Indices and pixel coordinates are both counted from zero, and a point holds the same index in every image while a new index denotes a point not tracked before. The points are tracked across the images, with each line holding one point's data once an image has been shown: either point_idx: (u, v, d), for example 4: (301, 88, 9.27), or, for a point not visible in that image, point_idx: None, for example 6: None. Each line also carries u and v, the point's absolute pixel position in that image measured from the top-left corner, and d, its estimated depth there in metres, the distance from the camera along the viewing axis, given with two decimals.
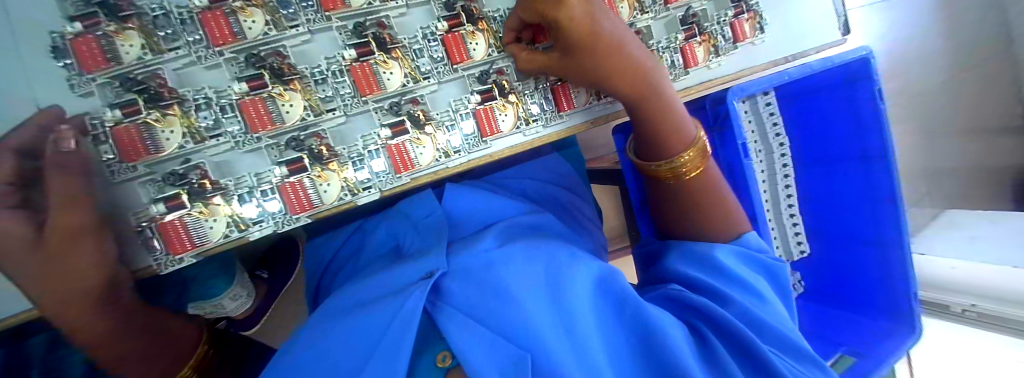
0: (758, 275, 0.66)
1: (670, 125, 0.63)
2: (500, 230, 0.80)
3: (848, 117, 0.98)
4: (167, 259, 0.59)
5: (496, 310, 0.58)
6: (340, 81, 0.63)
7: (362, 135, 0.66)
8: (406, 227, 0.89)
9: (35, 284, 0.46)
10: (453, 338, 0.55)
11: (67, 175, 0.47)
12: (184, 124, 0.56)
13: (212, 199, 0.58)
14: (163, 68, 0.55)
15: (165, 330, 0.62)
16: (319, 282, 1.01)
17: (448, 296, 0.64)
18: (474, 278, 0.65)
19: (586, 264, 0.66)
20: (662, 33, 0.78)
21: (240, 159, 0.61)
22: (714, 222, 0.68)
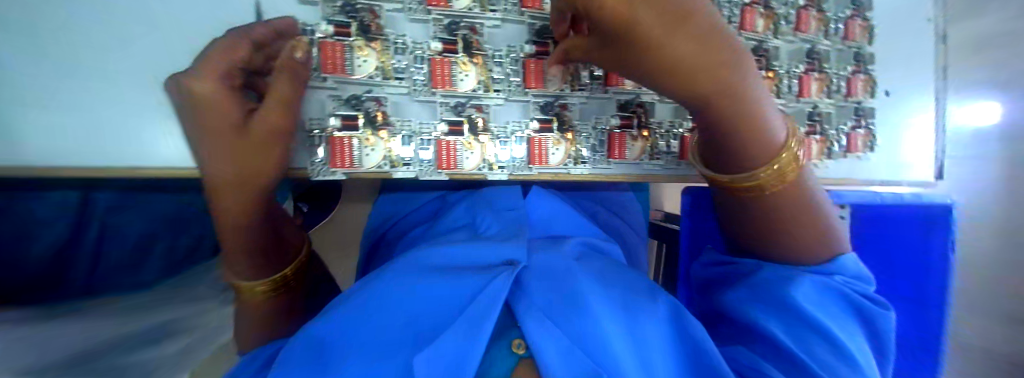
0: (841, 324, 0.55)
1: (757, 134, 0.50)
2: (576, 245, 0.79)
3: (914, 257, 1.00)
4: (323, 169, 0.59)
5: (576, 323, 0.56)
6: (513, 69, 0.67)
7: (509, 120, 0.68)
8: (485, 209, 0.88)
9: (214, 161, 0.47)
10: (532, 328, 0.52)
11: (291, 76, 0.50)
12: (379, 59, 0.60)
13: (380, 130, 0.61)
14: (381, 7, 0.60)
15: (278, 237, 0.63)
16: (379, 239, 1.04)
17: (526, 290, 0.62)
18: (553, 282, 0.64)
19: (666, 308, 0.63)
20: (786, 121, 0.85)
21: (412, 106, 0.64)
22: (801, 245, 0.59)
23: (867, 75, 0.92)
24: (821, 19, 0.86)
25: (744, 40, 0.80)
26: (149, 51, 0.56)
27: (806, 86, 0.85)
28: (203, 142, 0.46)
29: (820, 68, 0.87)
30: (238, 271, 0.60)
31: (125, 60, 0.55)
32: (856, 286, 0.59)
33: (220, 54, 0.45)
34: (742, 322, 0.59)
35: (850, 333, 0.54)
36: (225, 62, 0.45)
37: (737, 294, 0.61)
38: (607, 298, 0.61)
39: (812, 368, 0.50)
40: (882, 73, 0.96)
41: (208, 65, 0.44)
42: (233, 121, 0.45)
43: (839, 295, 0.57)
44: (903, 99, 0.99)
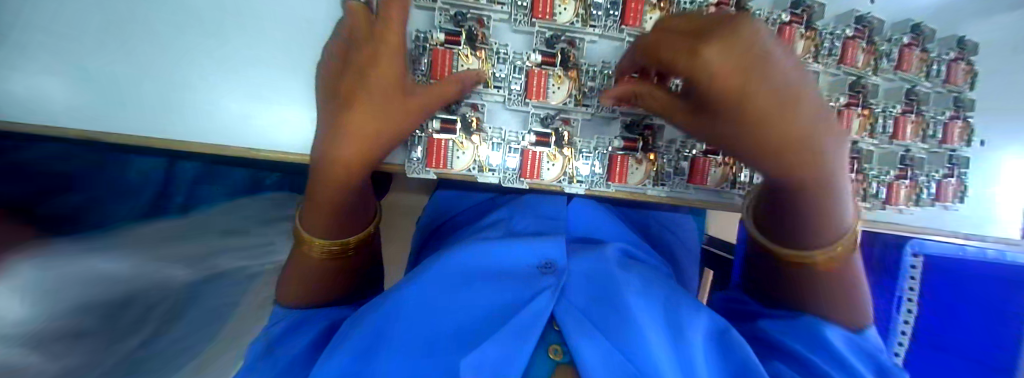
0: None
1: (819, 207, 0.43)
2: (619, 248, 0.77)
3: (1000, 315, 0.86)
4: (419, 167, 0.64)
5: (620, 330, 0.56)
6: (605, 85, 0.68)
7: (597, 136, 0.72)
8: (526, 210, 0.86)
9: (346, 114, 0.49)
10: (571, 333, 0.55)
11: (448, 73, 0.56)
12: (482, 67, 0.63)
13: (473, 135, 0.65)
14: (488, 17, 0.63)
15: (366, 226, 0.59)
16: (424, 242, 0.99)
17: (566, 298, 0.63)
18: (594, 291, 0.65)
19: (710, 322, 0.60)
20: (875, 163, 0.85)
21: (502, 113, 0.68)
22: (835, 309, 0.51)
23: (965, 121, 0.86)
24: (922, 58, 0.83)
25: (840, 73, 0.80)
26: (282, 42, 0.61)
27: (902, 127, 0.82)
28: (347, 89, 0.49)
29: (917, 109, 0.84)
30: (311, 223, 0.54)
31: (251, 44, 0.60)
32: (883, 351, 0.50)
33: (392, 16, 0.49)
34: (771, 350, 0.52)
35: None
36: (397, 26, 0.50)
37: (770, 323, 0.54)
38: (650, 308, 0.60)
39: None
40: (980, 120, 0.90)
41: (383, 27, 0.49)
42: (392, 77, 0.50)
43: (870, 359, 0.49)
44: (1001, 150, 0.92)
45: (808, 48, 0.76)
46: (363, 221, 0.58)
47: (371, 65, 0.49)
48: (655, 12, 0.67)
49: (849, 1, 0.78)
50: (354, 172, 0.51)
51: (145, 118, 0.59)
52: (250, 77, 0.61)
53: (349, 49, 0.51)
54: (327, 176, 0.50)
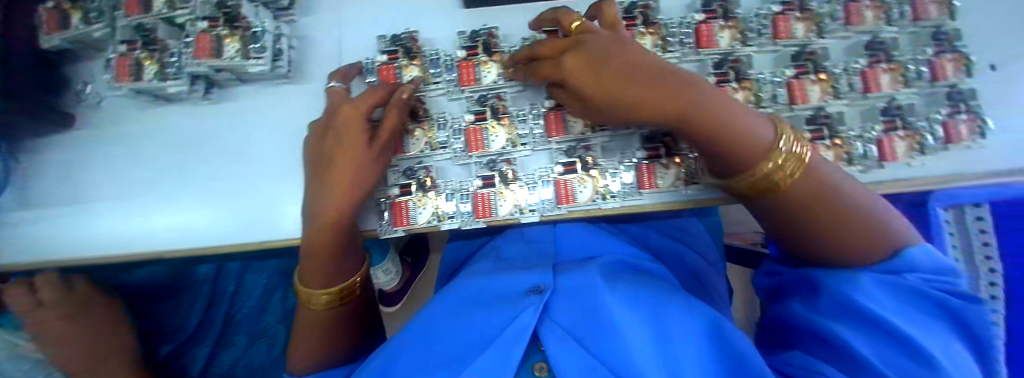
0: (927, 329, 0.48)
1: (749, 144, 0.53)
2: (608, 259, 0.84)
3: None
4: (387, 228, 0.74)
5: (603, 342, 0.67)
6: (536, 123, 0.75)
7: (538, 167, 0.76)
8: (517, 241, 0.96)
9: (325, 164, 0.63)
10: (554, 359, 0.68)
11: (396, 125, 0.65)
12: (427, 135, 0.75)
13: (428, 192, 0.73)
14: (425, 95, 0.76)
15: (349, 264, 0.71)
16: (442, 284, 1.12)
17: (551, 314, 0.74)
18: (580, 304, 0.74)
19: (691, 317, 0.68)
20: (855, 122, 0.76)
21: (452, 168, 0.76)
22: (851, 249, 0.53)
23: (958, 52, 0.75)
24: (874, 8, 0.77)
25: (782, 48, 0.77)
26: (268, 153, 0.81)
27: (873, 79, 0.74)
28: (326, 144, 0.63)
29: (887, 58, 0.76)
30: (308, 273, 0.69)
31: (246, 158, 0.81)
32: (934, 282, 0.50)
33: (364, 98, 0.64)
34: (815, 330, 0.54)
35: (936, 335, 0.48)
36: (365, 103, 0.64)
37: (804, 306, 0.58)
38: (631, 317, 0.68)
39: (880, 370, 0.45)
40: (973, 48, 0.80)
41: (358, 104, 0.63)
42: (362, 145, 0.62)
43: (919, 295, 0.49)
44: None
45: (734, 36, 0.76)
46: (341, 260, 0.69)
47: (344, 134, 0.62)
48: None
49: None
50: (332, 216, 0.63)
51: (189, 231, 0.79)
52: (246, 183, 0.80)
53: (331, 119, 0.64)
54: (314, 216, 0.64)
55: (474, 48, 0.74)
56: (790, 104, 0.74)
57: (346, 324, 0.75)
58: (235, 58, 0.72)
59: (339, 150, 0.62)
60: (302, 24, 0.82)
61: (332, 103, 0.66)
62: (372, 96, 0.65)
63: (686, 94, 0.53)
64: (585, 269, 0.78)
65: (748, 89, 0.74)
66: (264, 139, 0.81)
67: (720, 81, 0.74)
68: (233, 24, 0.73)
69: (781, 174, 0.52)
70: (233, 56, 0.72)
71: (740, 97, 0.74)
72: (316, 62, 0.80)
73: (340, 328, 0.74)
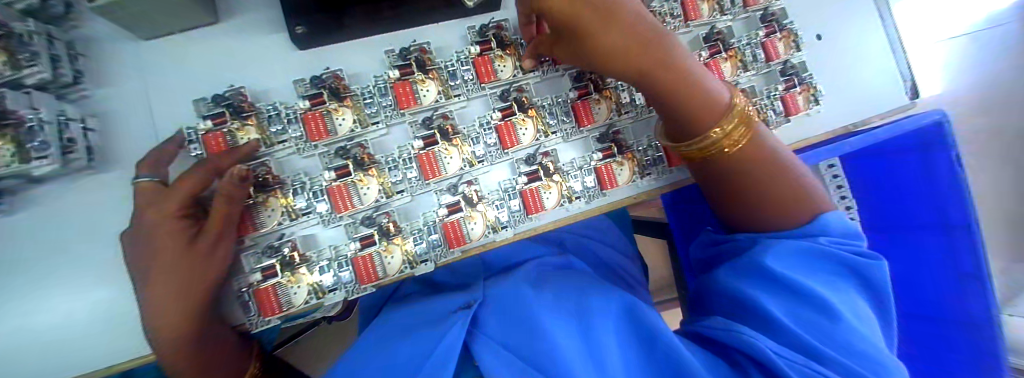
0: (834, 285, 0.55)
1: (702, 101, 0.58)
2: (533, 269, 0.84)
3: (891, 183, 0.98)
4: (258, 319, 0.66)
5: (531, 342, 0.62)
6: (409, 167, 0.68)
7: (424, 212, 0.70)
8: (444, 272, 0.95)
9: (142, 262, 0.57)
10: (485, 362, 0.60)
11: (228, 206, 0.59)
12: (283, 204, 0.65)
13: (299, 269, 0.65)
14: (270, 159, 0.66)
15: (212, 351, 0.62)
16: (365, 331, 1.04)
17: (484, 326, 0.69)
18: (506, 312, 0.70)
19: (607, 304, 0.70)
20: None
21: (323, 233, 0.68)
22: (788, 209, 0.61)
23: (787, 31, 0.84)
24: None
25: None
26: (87, 263, 0.66)
27: (716, 69, 0.79)
28: (141, 244, 0.57)
29: (727, 46, 0.81)
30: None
31: (58, 275, 0.65)
32: (846, 247, 0.58)
33: (186, 186, 0.58)
34: (732, 297, 0.58)
35: (838, 289, 0.55)
36: (181, 196, 0.58)
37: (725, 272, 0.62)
38: (553, 313, 0.68)
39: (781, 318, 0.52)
40: (800, 21, 0.88)
41: (175, 196, 0.58)
42: (178, 246, 0.57)
43: (824, 254, 0.57)
44: (841, 39, 0.90)
45: None
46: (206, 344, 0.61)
47: (156, 231, 0.56)
48: (425, 82, 0.68)
49: None
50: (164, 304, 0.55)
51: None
52: (69, 306, 0.65)
53: (139, 219, 0.58)
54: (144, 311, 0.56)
55: (317, 97, 0.65)
56: (647, 105, 0.77)
57: None
58: (13, 164, 0.54)
59: (156, 243, 0.57)
60: (103, 99, 0.67)
61: (152, 200, 0.58)
62: (195, 185, 0.59)
63: (658, 54, 0.56)
64: (512, 283, 0.77)
65: (610, 98, 0.75)
66: (84, 247, 0.66)
67: (581, 95, 0.74)
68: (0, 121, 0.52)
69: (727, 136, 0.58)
70: (8, 161, 0.54)
71: (605, 106, 0.75)
72: (127, 141, 0.68)
73: None
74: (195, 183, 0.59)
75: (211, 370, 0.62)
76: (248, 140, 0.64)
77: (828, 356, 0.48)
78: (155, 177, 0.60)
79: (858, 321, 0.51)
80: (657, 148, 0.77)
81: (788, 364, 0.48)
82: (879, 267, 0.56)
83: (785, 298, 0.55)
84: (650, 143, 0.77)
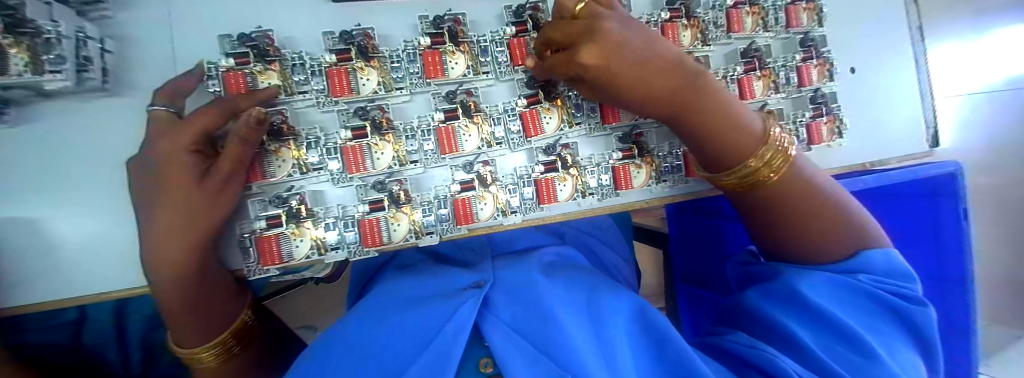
0: (874, 327, 0.56)
1: (736, 134, 0.58)
2: (541, 259, 0.89)
3: (892, 230, 1.00)
4: (258, 267, 0.66)
5: (542, 331, 0.68)
6: (426, 138, 0.67)
7: (436, 185, 0.69)
8: (447, 247, 0.97)
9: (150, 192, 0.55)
10: (496, 346, 0.65)
11: (243, 143, 0.58)
12: (295, 156, 0.64)
13: (304, 223, 0.65)
14: (287, 108, 0.65)
15: (213, 293, 0.62)
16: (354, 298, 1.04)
17: (494, 308, 0.75)
18: (519, 298, 0.76)
19: (616, 305, 0.76)
20: None
21: (333, 192, 0.67)
22: (830, 244, 0.62)
23: (823, 59, 0.83)
24: (754, 14, 0.80)
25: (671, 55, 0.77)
26: (90, 185, 0.65)
27: (748, 86, 0.78)
28: (150, 175, 0.56)
29: (762, 64, 0.80)
30: (183, 336, 0.62)
31: (58, 194, 0.63)
32: (890, 286, 0.58)
33: (199, 121, 0.57)
34: (763, 321, 0.60)
35: (882, 331, 0.55)
36: (194, 129, 0.56)
37: (758, 294, 0.64)
38: (564, 306, 0.73)
39: (812, 348, 0.54)
40: (839, 51, 0.87)
41: (186, 130, 0.56)
42: (187, 179, 0.55)
43: (869, 296, 0.57)
44: (874, 75, 0.89)
45: None
46: (210, 285, 0.62)
47: (167, 164, 0.55)
48: (455, 54, 0.67)
49: None
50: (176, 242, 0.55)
51: None
52: (65, 225, 0.64)
53: (147, 148, 0.56)
54: (151, 246, 0.55)
55: (345, 53, 0.64)
56: None
57: (240, 340, 0.69)
58: (25, 74, 0.52)
59: (168, 175, 0.55)
60: (123, 22, 0.64)
61: (163, 131, 0.56)
62: (209, 121, 0.57)
63: (692, 96, 0.55)
64: (522, 272, 0.83)
65: None
66: (90, 171, 0.65)
67: None
68: (16, 29, 0.50)
69: (767, 170, 0.60)
70: (22, 70, 0.51)
71: None
72: (143, 69, 0.65)
73: (236, 348, 0.68)
74: (211, 119, 0.58)
75: (207, 311, 0.62)
76: (267, 86, 0.63)
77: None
78: (168, 107, 0.59)
79: (894, 363, 0.52)
80: (676, 157, 0.76)
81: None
82: (927, 313, 0.55)
83: (819, 330, 0.56)
84: (670, 150, 0.77)
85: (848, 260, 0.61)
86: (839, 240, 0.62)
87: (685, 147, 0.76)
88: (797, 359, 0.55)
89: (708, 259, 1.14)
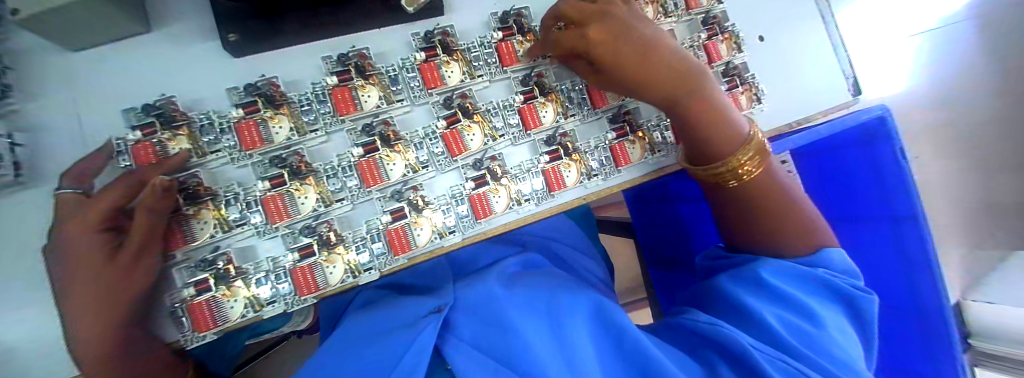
0: (824, 306, 0.63)
1: (716, 125, 0.64)
2: (505, 270, 0.85)
3: (840, 178, 1.00)
4: (194, 335, 0.64)
5: (504, 343, 0.66)
6: (349, 175, 0.67)
7: (367, 220, 0.69)
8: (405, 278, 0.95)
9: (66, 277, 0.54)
10: (461, 370, 0.63)
11: (154, 213, 0.57)
12: (216, 216, 0.63)
13: (234, 282, 0.63)
14: (201, 169, 0.64)
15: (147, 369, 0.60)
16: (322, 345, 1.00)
17: (456, 329, 0.70)
18: (482, 314, 0.72)
19: (578, 305, 0.75)
20: (651, 112, 0.83)
21: (261, 245, 0.66)
22: (793, 243, 0.70)
23: (728, 34, 0.87)
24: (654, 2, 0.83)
25: None
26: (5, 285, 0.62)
27: None
28: (61, 261, 0.55)
29: None
30: None
31: None
32: (843, 277, 0.66)
33: (108, 199, 0.56)
34: (726, 302, 0.66)
35: (828, 310, 0.63)
36: (103, 208, 0.56)
37: (726, 278, 0.69)
38: (526, 315, 0.71)
39: (772, 325, 0.60)
40: (743, 23, 0.91)
41: (93, 212, 0.55)
42: (99, 258, 0.55)
43: (816, 282, 0.65)
44: (782, 39, 0.93)
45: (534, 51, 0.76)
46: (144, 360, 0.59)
47: (77, 246, 0.55)
48: (366, 88, 0.67)
49: None
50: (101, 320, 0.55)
51: None
52: None
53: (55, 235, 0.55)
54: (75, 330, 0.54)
55: (252, 105, 0.64)
56: (593, 108, 0.78)
57: None
58: None
59: (82, 256, 0.55)
60: (20, 111, 0.63)
61: (71, 215, 0.55)
62: (118, 196, 0.57)
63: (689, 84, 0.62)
64: (481, 283, 0.78)
65: (556, 101, 0.76)
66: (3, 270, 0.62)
67: (527, 99, 0.75)
68: None
69: (745, 167, 0.65)
70: None
71: (551, 109, 0.75)
72: (47, 155, 0.64)
73: None
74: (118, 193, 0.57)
75: None
76: (176, 151, 0.62)
77: (798, 352, 0.57)
78: (76, 190, 0.58)
79: (839, 334, 0.60)
80: (604, 150, 0.78)
81: (772, 361, 0.56)
82: (868, 301, 0.63)
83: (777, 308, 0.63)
84: (597, 145, 0.78)
85: (812, 255, 0.69)
86: (806, 236, 0.70)
87: (610, 139, 0.78)
88: (749, 332, 0.62)
89: (673, 241, 1.14)
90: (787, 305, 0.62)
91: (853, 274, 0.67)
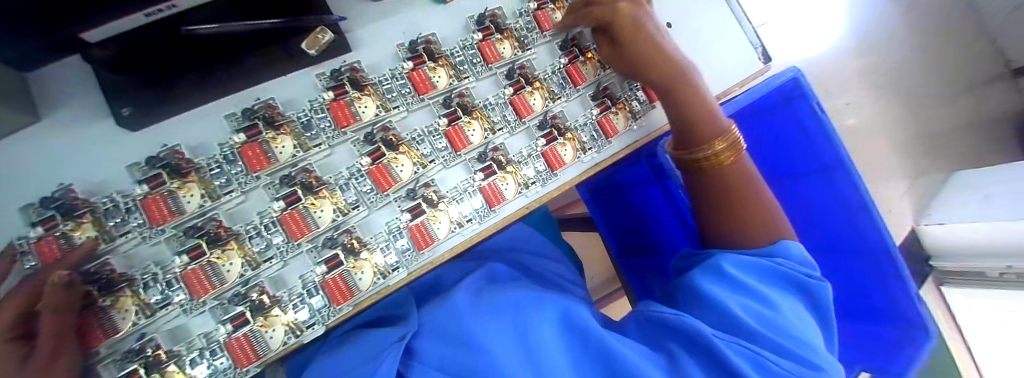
0: (783, 294, 0.63)
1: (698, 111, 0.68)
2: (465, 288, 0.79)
3: (773, 140, 1.01)
4: None
5: (468, 363, 0.62)
6: (274, 232, 0.65)
7: (301, 276, 0.66)
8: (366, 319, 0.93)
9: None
10: None
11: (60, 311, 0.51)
12: (136, 301, 0.60)
13: (168, 368, 0.59)
14: (112, 255, 0.60)
15: None
16: None
17: (420, 356, 0.66)
18: (444, 334, 0.67)
19: (545, 311, 0.71)
20: (578, 111, 0.83)
21: (193, 322, 0.62)
22: (755, 231, 0.69)
23: None
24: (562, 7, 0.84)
25: (497, 70, 0.79)
26: None
27: (576, 73, 0.82)
28: None
29: (583, 49, 0.85)
30: None
31: None
32: (801, 268, 0.65)
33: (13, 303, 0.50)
34: (694, 293, 0.64)
35: (787, 297, 0.63)
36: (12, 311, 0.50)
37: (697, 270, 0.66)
38: (490, 326, 0.67)
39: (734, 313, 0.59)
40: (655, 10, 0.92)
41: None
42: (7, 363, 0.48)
43: (775, 272, 0.64)
44: (691, 20, 0.94)
45: (449, 73, 0.75)
46: None
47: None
48: (278, 139, 0.65)
49: (462, 11, 0.80)
50: None
51: None
52: None
53: None
54: None
55: (157, 177, 0.61)
56: (519, 119, 0.77)
57: None
58: None
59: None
60: None
61: None
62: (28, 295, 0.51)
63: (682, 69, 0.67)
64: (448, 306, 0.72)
65: (481, 118, 0.75)
66: None
67: (451, 120, 0.73)
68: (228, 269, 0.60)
69: (719, 151, 0.67)
70: None
71: (478, 127, 0.74)
72: None
73: None
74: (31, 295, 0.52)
75: None
76: (82, 241, 0.59)
77: (755, 336, 0.57)
78: None
79: (794, 317, 0.60)
80: (537, 156, 0.78)
81: (731, 347, 0.57)
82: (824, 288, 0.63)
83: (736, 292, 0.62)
84: (529, 153, 0.78)
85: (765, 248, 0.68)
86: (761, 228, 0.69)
87: (542, 145, 0.78)
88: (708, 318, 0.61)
89: (633, 230, 1.14)
90: (746, 292, 0.61)
91: (811, 263, 0.66)
